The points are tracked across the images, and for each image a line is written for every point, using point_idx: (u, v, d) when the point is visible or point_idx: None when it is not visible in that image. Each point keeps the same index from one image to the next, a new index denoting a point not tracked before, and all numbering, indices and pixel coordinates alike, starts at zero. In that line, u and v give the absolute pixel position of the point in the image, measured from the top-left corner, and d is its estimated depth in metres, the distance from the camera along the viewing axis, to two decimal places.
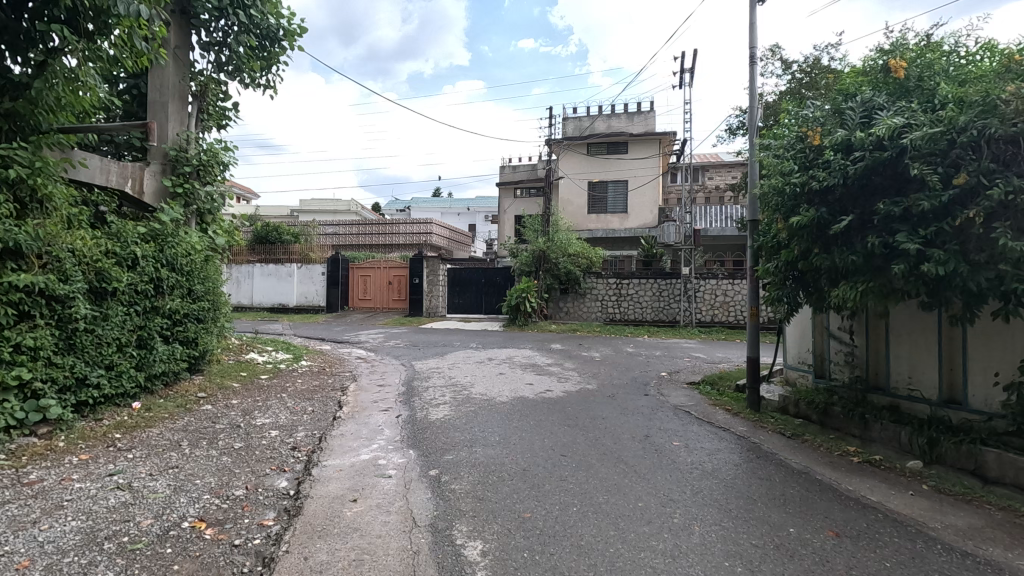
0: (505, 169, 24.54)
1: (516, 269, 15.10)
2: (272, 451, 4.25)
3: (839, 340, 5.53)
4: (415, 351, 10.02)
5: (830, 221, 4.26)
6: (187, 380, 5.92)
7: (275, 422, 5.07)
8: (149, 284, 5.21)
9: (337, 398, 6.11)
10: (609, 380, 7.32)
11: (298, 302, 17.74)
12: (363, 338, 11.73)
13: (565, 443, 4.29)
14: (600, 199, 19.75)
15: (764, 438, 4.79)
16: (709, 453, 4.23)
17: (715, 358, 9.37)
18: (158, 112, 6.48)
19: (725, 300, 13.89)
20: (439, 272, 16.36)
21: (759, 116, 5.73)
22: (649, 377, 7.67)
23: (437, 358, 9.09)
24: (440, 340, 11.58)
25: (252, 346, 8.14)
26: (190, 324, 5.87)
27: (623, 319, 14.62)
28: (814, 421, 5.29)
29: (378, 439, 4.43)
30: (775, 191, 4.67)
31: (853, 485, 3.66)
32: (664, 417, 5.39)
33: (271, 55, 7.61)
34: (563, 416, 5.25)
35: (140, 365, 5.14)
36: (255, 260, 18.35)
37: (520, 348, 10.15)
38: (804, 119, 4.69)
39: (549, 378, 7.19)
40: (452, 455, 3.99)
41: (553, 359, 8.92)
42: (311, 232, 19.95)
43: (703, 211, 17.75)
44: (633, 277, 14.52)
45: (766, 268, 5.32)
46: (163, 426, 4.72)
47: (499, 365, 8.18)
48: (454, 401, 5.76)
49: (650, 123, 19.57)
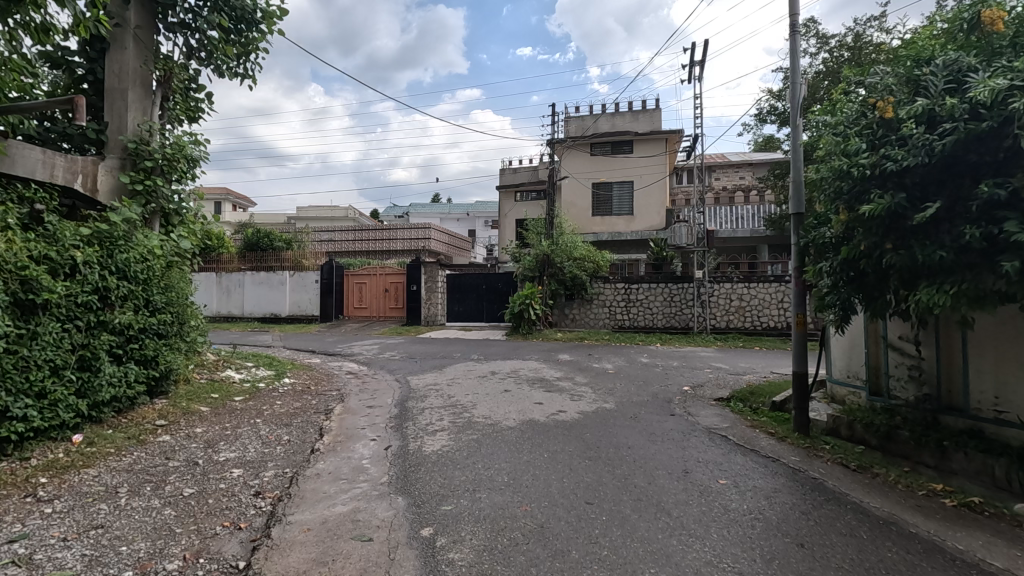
0: (506, 172, 23.85)
1: (519, 274, 14.35)
2: (230, 499, 3.45)
3: (900, 352, 4.75)
4: (411, 364, 9.21)
5: (909, 209, 3.50)
6: (146, 405, 5.14)
7: (241, 458, 4.27)
8: (94, 296, 4.45)
9: (319, 424, 5.31)
10: (628, 397, 6.51)
11: (290, 311, 16.98)
12: (357, 350, 10.94)
13: (589, 486, 3.50)
14: (605, 201, 19.03)
15: (824, 471, 3.99)
16: (767, 496, 3.43)
17: (740, 370, 8.54)
18: (116, 101, 5.76)
19: (740, 305, 13.10)
20: (438, 279, 15.63)
21: (802, 93, 4.99)
22: (672, 393, 6.86)
23: (436, 372, 8.30)
24: (439, 351, 10.82)
25: (229, 362, 7.34)
26: (150, 341, 5.10)
27: (632, 327, 13.83)
28: (875, 447, 4.51)
29: (361, 482, 3.63)
30: (835, 177, 3.92)
31: (963, 543, 2.86)
32: (699, 444, 4.60)
33: (248, 41, 6.95)
34: (582, 443, 4.47)
35: (82, 391, 4.37)
36: (246, 268, 17.63)
37: (525, 360, 9.35)
38: (868, 90, 3.94)
39: (561, 396, 6.40)
40: (450, 504, 3.20)
41: (563, 372, 8.12)
42: (305, 238, 19.21)
43: (714, 212, 17.02)
44: (642, 282, 13.76)
45: (817, 269, 4.56)
46: (103, 466, 3.93)
47: (504, 380, 7.38)
48: (454, 427, 4.97)
49: (655, 121, 18.88)
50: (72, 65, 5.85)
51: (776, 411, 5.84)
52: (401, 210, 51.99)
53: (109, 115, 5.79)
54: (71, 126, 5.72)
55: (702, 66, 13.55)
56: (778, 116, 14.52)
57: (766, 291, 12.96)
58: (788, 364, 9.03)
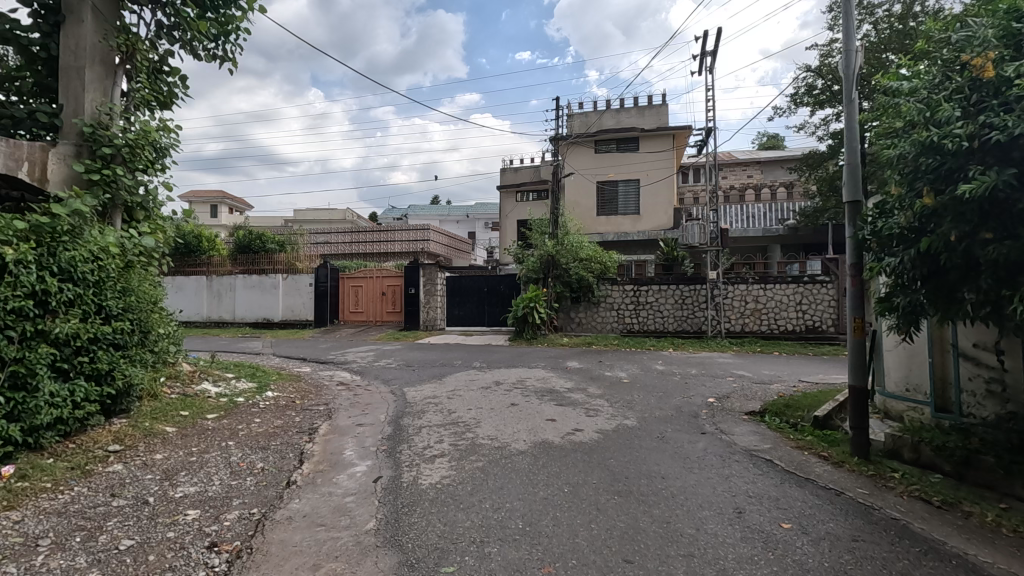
0: (506, 172, 23.18)
1: (522, 276, 13.70)
2: (175, 555, 2.74)
3: (975, 363, 4.09)
4: (408, 373, 8.52)
5: (1019, 189, 2.83)
6: (98, 427, 4.45)
7: (202, 494, 3.57)
8: (31, 300, 3.78)
9: (300, 448, 4.60)
10: (649, 412, 5.81)
11: (283, 315, 16.28)
12: (350, 358, 10.24)
13: (626, 535, 2.81)
14: (610, 200, 18.37)
15: (902, 508, 3.30)
16: (849, 548, 2.74)
17: (766, 379, 7.84)
18: (71, 80, 5.11)
19: (755, 307, 12.44)
20: (438, 281, 14.93)
21: (858, 60, 4.28)
22: (697, 407, 6.16)
23: (435, 382, 7.61)
24: (439, 358, 10.13)
25: (206, 373, 6.63)
26: (103, 353, 4.40)
27: (642, 331, 13.16)
28: (949, 474, 3.81)
29: (341, 531, 2.93)
30: (916, 153, 3.24)
31: None
32: (745, 473, 3.90)
33: (226, 18, 6.29)
34: (608, 473, 3.78)
35: (14, 414, 3.68)
36: (238, 272, 16.95)
37: (531, 368, 8.67)
38: (952, 48, 3.27)
39: (574, 411, 5.71)
40: (453, 565, 2.51)
41: (573, 382, 7.43)
42: (299, 240, 18.51)
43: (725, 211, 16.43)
44: (652, 283, 13.09)
45: (882, 265, 3.89)
46: (30, 508, 3.22)
47: (510, 392, 6.68)
48: (455, 452, 4.26)
49: (662, 117, 18.23)
50: (24, 41, 5.19)
51: (820, 427, 5.17)
52: (400, 212, 51.32)
53: (64, 96, 5.13)
54: (20, 109, 5.06)
55: (713, 57, 12.89)
56: (815, 100, 13.99)
57: (783, 292, 12.29)
58: (815, 372, 8.36)
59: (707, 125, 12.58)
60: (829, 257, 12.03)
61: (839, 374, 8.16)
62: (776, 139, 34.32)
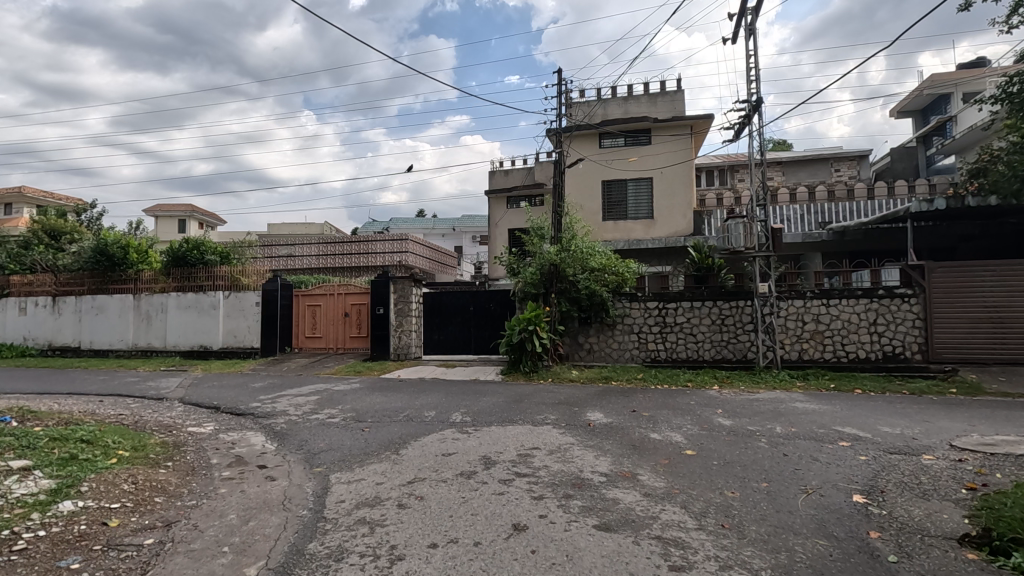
0: (496, 175, 20.50)
1: (518, 291, 10.85)
2: None
3: None
4: (352, 438, 5.61)
5: None
6: None
7: None
8: None
9: None
10: (782, 549, 2.97)
11: (223, 342, 13.31)
12: (282, 408, 7.28)
13: None
14: (619, 203, 15.78)
15: None
16: None
17: (904, 447, 5.02)
18: None
19: (816, 329, 9.78)
20: (412, 298, 12.04)
21: None
22: (856, 525, 3.33)
23: (386, 460, 4.70)
24: (405, 404, 7.25)
25: None
26: None
27: (670, 360, 10.39)
28: None
29: None
30: None
31: None
32: None
33: None
34: None
35: None
36: (172, 288, 14.01)
37: (538, 426, 5.85)
38: None
39: (639, 552, 2.87)
40: None
41: (608, 460, 4.57)
42: (247, 250, 15.45)
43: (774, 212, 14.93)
44: (681, 300, 10.40)
45: None
46: None
47: (507, 491, 3.80)
48: None
49: (676, 107, 15.81)
50: None
51: None
52: (382, 226, 48.42)
53: None
54: None
55: (755, 15, 10.33)
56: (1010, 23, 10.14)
57: (851, 309, 9.66)
58: (960, 429, 5.65)
59: (748, 100, 9.83)
60: (910, 264, 9.45)
61: (1006, 436, 5.38)
62: (783, 144, 32.54)
